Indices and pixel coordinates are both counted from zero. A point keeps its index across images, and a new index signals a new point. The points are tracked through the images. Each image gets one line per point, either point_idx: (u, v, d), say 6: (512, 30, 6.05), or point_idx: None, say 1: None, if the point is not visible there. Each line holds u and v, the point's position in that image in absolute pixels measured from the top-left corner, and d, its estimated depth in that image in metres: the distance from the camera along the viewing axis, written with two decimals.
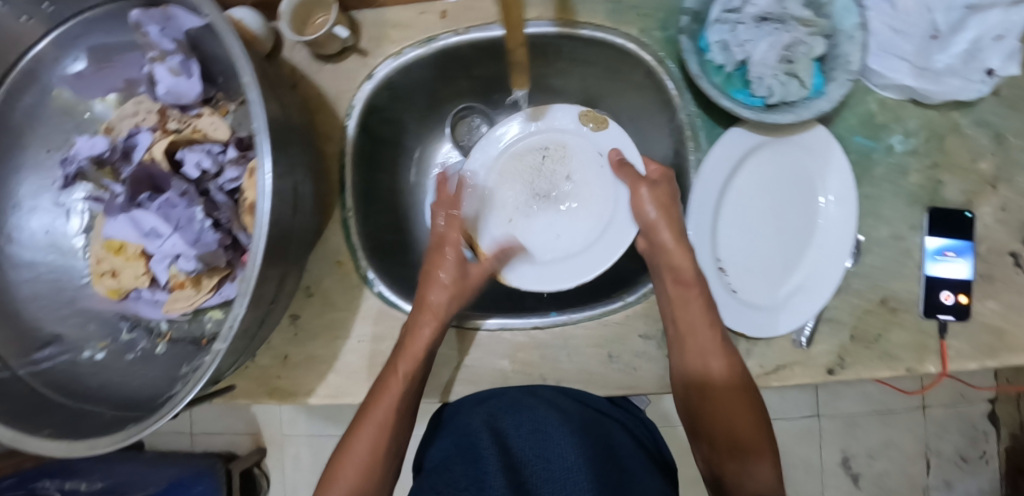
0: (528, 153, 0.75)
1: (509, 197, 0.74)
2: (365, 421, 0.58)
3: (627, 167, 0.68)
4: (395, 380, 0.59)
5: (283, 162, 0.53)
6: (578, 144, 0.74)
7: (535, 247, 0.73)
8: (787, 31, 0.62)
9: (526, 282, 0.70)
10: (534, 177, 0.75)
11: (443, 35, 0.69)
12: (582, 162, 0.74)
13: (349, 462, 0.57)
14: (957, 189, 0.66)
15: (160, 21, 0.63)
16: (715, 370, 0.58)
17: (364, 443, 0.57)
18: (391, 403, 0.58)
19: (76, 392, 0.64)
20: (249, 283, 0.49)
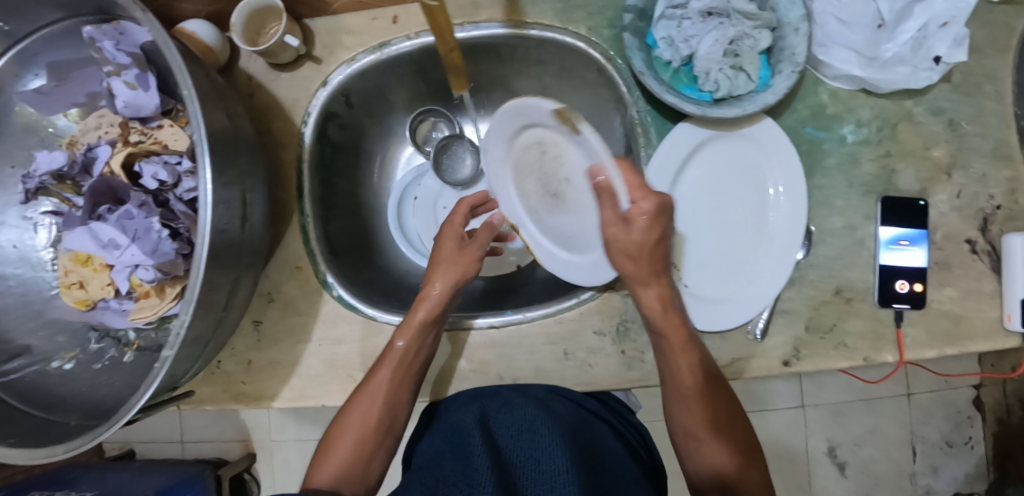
0: (529, 142, 0.61)
1: (528, 192, 0.65)
2: (352, 411, 0.60)
3: (607, 194, 0.53)
4: (388, 365, 0.61)
5: (230, 171, 0.54)
6: (574, 142, 0.56)
7: (562, 244, 0.67)
8: (732, 25, 0.62)
9: (572, 275, 0.66)
10: (540, 171, 0.62)
11: (395, 41, 0.70)
12: (576, 161, 0.57)
13: (331, 455, 0.59)
14: (910, 178, 0.66)
15: (113, 36, 0.63)
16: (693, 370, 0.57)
17: (347, 435, 0.59)
18: (382, 388, 0.60)
19: (44, 402, 0.65)
20: (194, 291, 0.50)
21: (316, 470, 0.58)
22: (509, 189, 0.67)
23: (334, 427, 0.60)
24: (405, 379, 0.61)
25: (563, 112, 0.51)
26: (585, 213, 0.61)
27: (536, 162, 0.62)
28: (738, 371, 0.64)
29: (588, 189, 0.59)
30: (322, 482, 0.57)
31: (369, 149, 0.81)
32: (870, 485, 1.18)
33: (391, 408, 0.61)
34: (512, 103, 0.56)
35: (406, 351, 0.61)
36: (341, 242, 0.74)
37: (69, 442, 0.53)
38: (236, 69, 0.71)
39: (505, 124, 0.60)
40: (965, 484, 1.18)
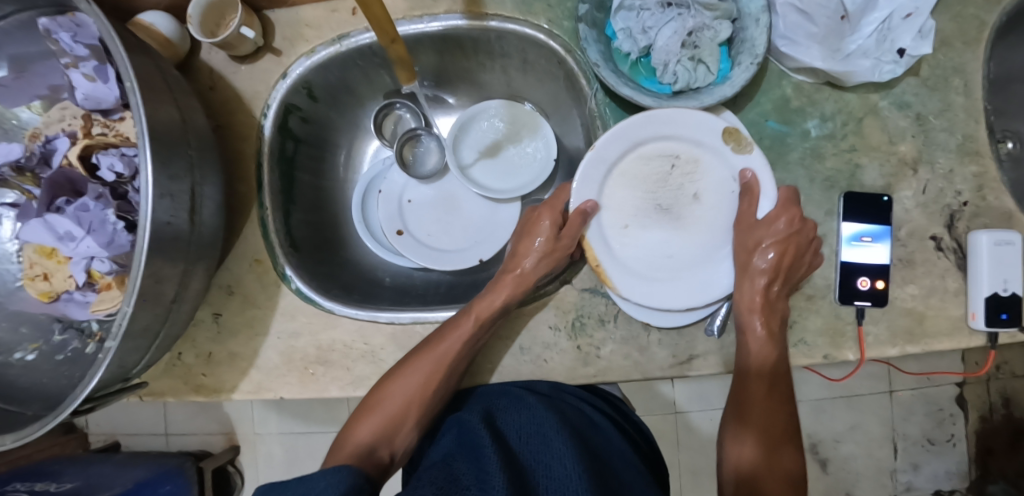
0: (656, 157, 0.62)
1: (625, 199, 0.63)
2: (407, 375, 0.60)
3: (752, 196, 0.60)
4: (466, 325, 0.61)
5: (175, 163, 0.53)
6: (712, 163, 0.62)
7: (643, 259, 0.63)
8: (691, 16, 0.61)
9: (632, 295, 0.61)
10: (657, 185, 0.63)
11: (354, 33, 0.69)
12: (715, 183, 0.62)
13: (372, 415, 0.59)
14: (874, 173, 0.65)
15: (70, 28, 0.64)
16: (764, 365, 0.59)
17: (394, 399, 0.60)
18: (448, 356, 0.60)
19: (4, 393, 0.66)
20: (135, 283, 0.50)
21: (354, 425, 0.60)
22: (604, 191, 0.63)
23: (378, 388, 0.61)
24: (468, 354, 0.61)
25: (733, 134, 0.60)
26: (688, 235, 0.63)
27: (657, 177, 0.63)
28: (695, 368, 0.63)
29: (710, 210, 0.63)
30: (359, 439, 0.59)
31: (335, 142, 0.81)
32: (851, 482, 1.17)
33: (445, 378, 0.61)
34: (671, 113, 0.60)
35: (488, 319, 0.61)
36: (303, 235, 0.74)
37: (16, 432, 0.53)
38: (196, 62, 0.71)
39: (644, 130, 0.60)
40: (946, 481, 1.16)
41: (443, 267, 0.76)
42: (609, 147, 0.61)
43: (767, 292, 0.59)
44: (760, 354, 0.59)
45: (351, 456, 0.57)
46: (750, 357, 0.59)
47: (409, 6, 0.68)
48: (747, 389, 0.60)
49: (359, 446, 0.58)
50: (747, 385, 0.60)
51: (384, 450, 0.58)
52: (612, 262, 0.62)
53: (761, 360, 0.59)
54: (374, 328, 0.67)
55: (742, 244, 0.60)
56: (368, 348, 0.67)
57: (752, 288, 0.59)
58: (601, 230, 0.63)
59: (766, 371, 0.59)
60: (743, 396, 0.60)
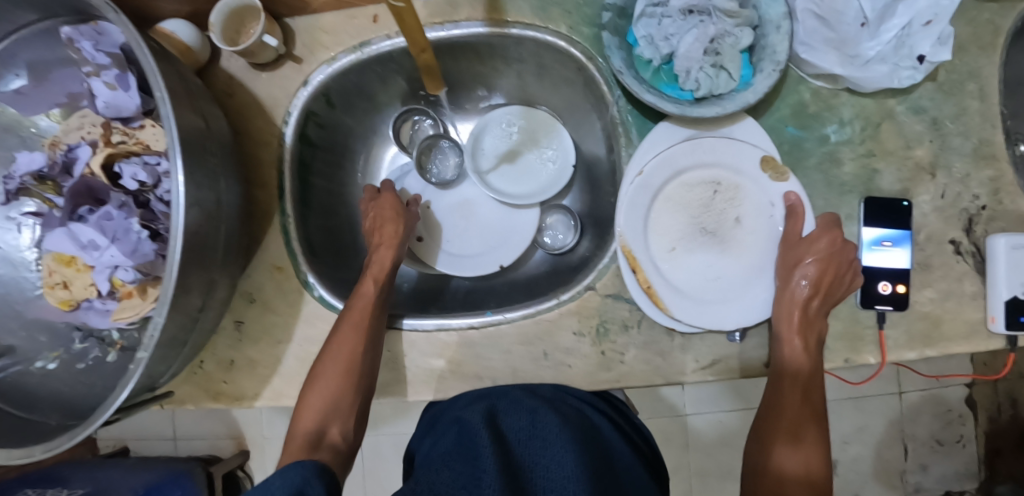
0: (700, 184, 0.63)
1: (671, 224, 0.63)
2: (335, 346, 0.61)
3: (796, 217, 0.60)
4: (366, 288, 0.64)
5: (200, 172, 0.53)
6: (753, 187, 0.62)
7: (691, 282, 0.62)
8: (713, 23, 0.62)
9: (683, 317, 0.61)
10: (701, 210, 0.63)
11: (376, 40, 0.69)
12: (757, 207, 0.62)
13: (314, 398, 0.61)
14: (893, 178, 0.65)
15: (92, 36, 0.64)
16: (801, 369, 0.58)
17: (329, 377, 0.60)
18: (362, 318, 0.62)
19: (26, 402, 0.65)
20: (167, 292, 0.50)
21: (299, 412, 0.60)
22: (650, 215, 0.63)
23: (317, 367, 0.62)
24: (379, 311, 0.64)
25: (770, 162, 0.62)
26: (736, 258, 0.62)
27: (701, 202, 0.63)
28: (718, 372, 0.63)
29: (755, 233, 0.62)
30: (305, 425, 0.60)
31: (352, 148, 0.80)
32: (860, 482, 1.18)
33: (374, 337, 0.63)
34: (713, 141, 0.62)
35: (381, 275, 0.66)
36: (322, 240, 0.74)
37: (44, 444, 0.54)
38: (214, 69, 0.71)
39: (687, 157, 0.62)
40: (954, 481, 1.17)
41: (464, 272, 0.77)
42: (653, 174, 0.62)
43: (806, 307, 0.58)
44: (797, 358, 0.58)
45: (302, 446, 0.58)
46: (787, 358, 0.59)
47: (429, 13, 0.67)
48: (782, 390, 0.59)
49: (308, 430, 0.59)
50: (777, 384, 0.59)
51: (334, 430, 0.60)
52: (660, 283, 0.62)
53: (797, 363, 0.58)
54: (395, 335, 0.67)
55: (785, 261, 0.60)
56: (388, 355, 0.66)
57: (793, 300, 0.58)
58: (648, 255, 0.63)
59: (800, 374, 0.58)
60: (772, 398, 0.59)
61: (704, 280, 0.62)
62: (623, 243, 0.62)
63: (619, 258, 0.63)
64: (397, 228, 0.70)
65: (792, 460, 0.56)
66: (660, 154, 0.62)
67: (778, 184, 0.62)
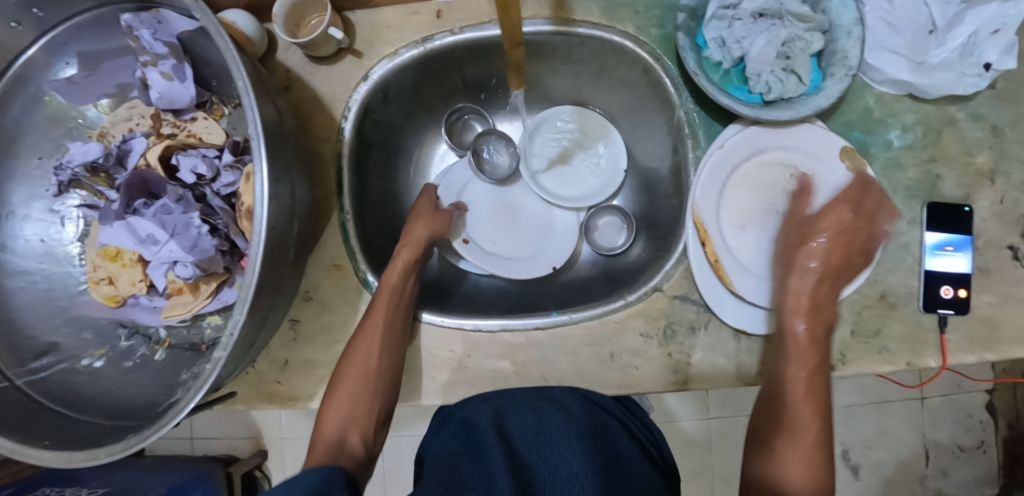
0: (778, 166, 0.63)
1: (744, 203, 0.63)
2: (354, 351, 0.60)
3: (804, 197, 0.61)
4: (382, 296, 0.62)
5: (279, 165, 0.52)
6: (831, 177, 0.62)
7: (758, 262, 0.62)
8: (784, 27, 0.62)
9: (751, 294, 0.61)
10: (776, 193, 0.63)
11: (438, 35, 0.68)
12: (830, 196, 0.62)
13: (337, 400, 0.59)
14: (953, 184, 0.66)
15: (151, 24, 0.62)
16: (798, 379, 0.54)
17: (348, 383, 0.59)
18: (378, 325, 0.61)
19: (72, 401, 0.62)
20: (249, 289, 0.48)
21: (323, 416, 0.59)
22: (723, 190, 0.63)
23: (341, 366, 0.61)
24: (398, 318, 0.62)
25: (849, 154, 0.62)
26: None
27: (778, 185, 0.63)
28: None
29: None
30: (327, 430, 0.58)
31: (406, 146, 0.80)
32: (882, 486, 1.19)
33: (391, 343, 0.61)
34: (796, 128, 0.62)
35: (399, 283, 0.63)
36: (376, 238, 0.73)
37: (127, 440, 0.51)
38: (272, 62, 0.69)
39: (770, 137, 0.62)
40: (975, 486, 1.19)
41: (512, 274, 0.75)
42: (734, 148, 0.62)
43: (814, 293, 0.56)
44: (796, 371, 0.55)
45: (323, 452, 0.55)
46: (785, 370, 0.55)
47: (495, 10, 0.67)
48: (778, 402, 0.55)
49: (330, 438, 0.57)
50: (775, 396, 0.56)
51: (354, 435, 0.58)
52: (728, 260, 0.62)
53: (795, 374, 0.55)
54: (458, 335, 0.65)
55: (788, 243, 0.59)
56: (451, 355, 0.65)
57: (801, 288, 0.56)
58: (720, 229, 0.63)
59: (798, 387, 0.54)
60: (769, 412, 0.56)
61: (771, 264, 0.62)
62: (698, 217, 0.62)
63: (690, 232, 0.63)
64: (422, 229, 0.68)
65: (792, 462, 0.51)
66: (743, 129, 0.63)
67: (857, 177, 0.61)
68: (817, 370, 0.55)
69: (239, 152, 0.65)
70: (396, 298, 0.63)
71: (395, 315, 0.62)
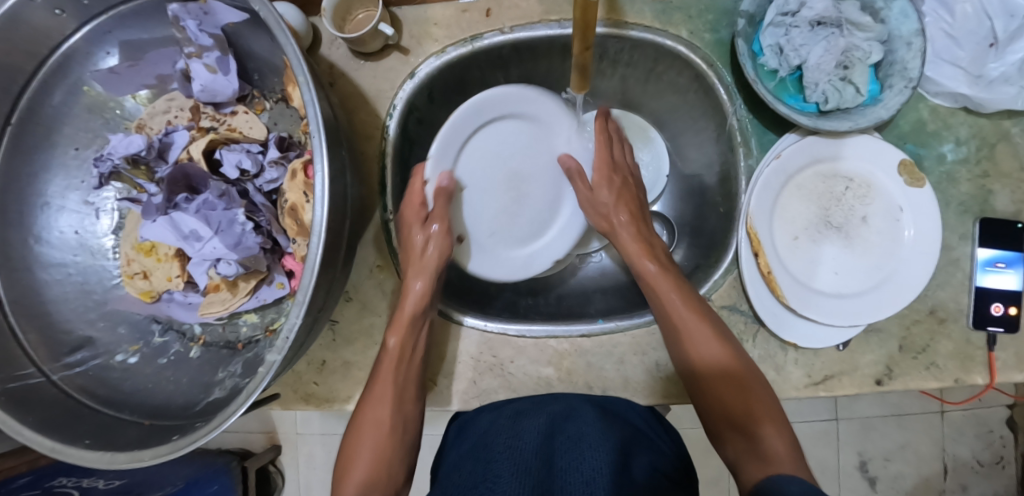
0: (832, 177, 0.63)
1: (797, 212, 0.63)
2: (364, 413, 0.55)
3: (578, 176, 0.68)
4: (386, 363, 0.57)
5: (335, 163, 0.51)
6: (886, 189, 0.62)
7: (808, 272, 0.63)
8: (843, 36, 0.61)
9: (804, 307, 0.61)
10: (828, 204, 0.63)
11: (487, 35, 0.67)
12: (885, 208, 0.62)
13: (354, 465, 0.52)
14: (1007, 199, 0.64)
15: (197, 15, 0.60)
16: (720, 357, 0.54)
17: (362, 454, 0.52)
18: (386, 387, 0.56)
19: (110, 398, 0.62)
20: (306, 293, 0.48)
21: (341, 480, 0.51)
22: (777, 198, 0.63)
23: (346, 445, 0.54)
24: (405, 380, 0.58)
25: (906, 167, 0.61)
26: (857, 253, 0.63)
27: (831, 196, 0.63)
28: (830, 389, 0.62)
29: (881, 233, 0.62)
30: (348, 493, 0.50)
31: None
32: None
33: (403, 403, 0.56)
34: (853, 140, 0.62)
35: (404, 344, 0.58)
36: None
37: (173, 442, 0.50)
38: (316, 56, 0.68)
39: (827, 148, 0.62)
40: None
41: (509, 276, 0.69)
42: (790, 158, 0.62)
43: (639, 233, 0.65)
44: (706, 346, 0.55)
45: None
46: (694, 353, 0.55)
47: (546, 10, 0.66)
48: (721, 392, 0.52)
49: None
50: (709, 386, 0.53)
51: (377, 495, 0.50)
52: (780, 272, 0.62)
53: (705, 352, 0.54)
54: (502, 340, 0.65)
55: (595, 211, 0.67)
56: (496, 361, 0.65)
57: (625, 240, 0.64)
58: (773, 239, 0.63)
59: (728, 366, 0.53)
60: (716, 408, 0.52)
61: (819, 274, 0.63)
62: (752, 227, 0.61)
63: (743, 240, 0.62)
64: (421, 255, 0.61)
65: (773, 445, 0.46)
66: (793, 137, 0.63)
67: (913, 190, 0.61)
68: (713, 335, 0.55)
69: (284, 148, 0.64)
70: (401, 356, 0.58)
71: (405, 373, 0.58)
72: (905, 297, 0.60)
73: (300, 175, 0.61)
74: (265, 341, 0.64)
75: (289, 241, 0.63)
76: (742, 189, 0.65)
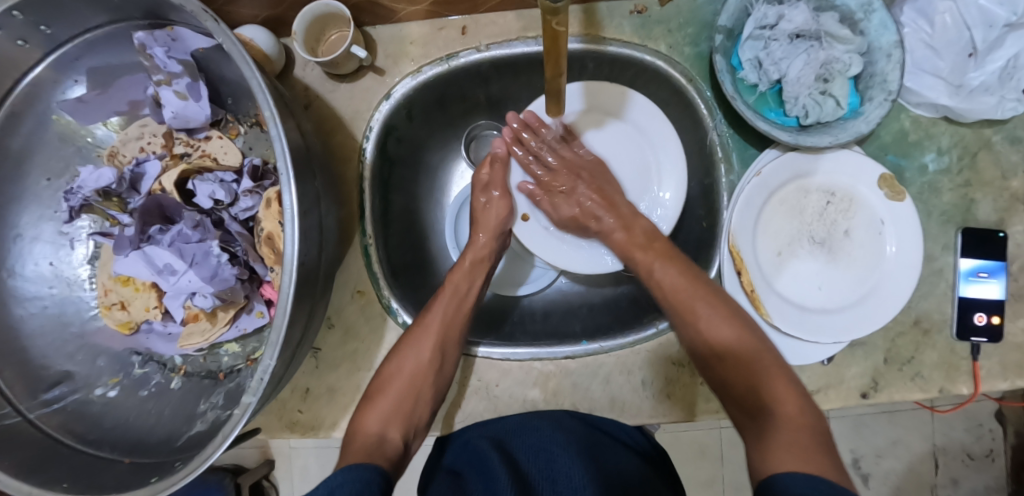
0: (815, 192, 0.63)
1: (780, 227, 0.63)
2: (406, 345, 0.60)
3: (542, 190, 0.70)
4: (441, 297, 0.63)
5: (308, 195, 0.50)
6: (869, 203, 0.62)
7: (792, 288, 0.63)
8: (822, 48, 0.60)
9: (788, 324, 0.61)
10: (811, 218, 0.63)
11: (464, 52, 0.66)
12: (867, 221, 0.62)
13: (379, 402, 0.57)
14: (989, 208, 0.64)
15: (165, 42, 0.58)
16: (729, 336, 0.54)
17: (396, 381, 0.58)
18: (435, 324, 0.61)
19: (90, 435, 0.61)
20: (281, 332, 0.47)
21: (362, 417, 0.56)
22: (760, 213, 0.63)
23: (379, 379, 0.60)
24: (454, 318, 0.62)
25: (887, 181, 0.61)
26: (840, 268, 0.62)
27: (814, 210, 0.63)
28: (817, 403, 0.62)
29: (865, 247, 0.62)
30: (368, 427, 0.55)
31: (430, 163, 0.77)
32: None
33: (450, 339, 0.61)
34: (835, 154, 0.62)
35: (461, 280, 0.65)
36: (400, 260, 0.71)
37: (150, 485, 0.49)
38: (290, 79, 0.67)
39: (810, 162, 0.62)
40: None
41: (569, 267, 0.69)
42: (773, 173, 0.62)
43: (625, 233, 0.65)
44: (719, 327, 0.55)
45: (363, 444, 0.52)
46: (702, 331, 0.56)
47: (523, 26, 0.66)
48: (731, 370, 0.53)
49: (370, 433, 0.54)
50: (719, 364, 0.54)
51: (394, 433, 0.55)
52: (763, 289, 0.62)
53: (722, 335, 0.55)
54: (487, 364, 0.65)
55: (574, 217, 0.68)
56: (481, 384, 0.65)
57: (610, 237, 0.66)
58: (756, 255, 0.62)
59: (739, 345, 0.54)
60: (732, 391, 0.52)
61: (802, 290, 0.62)
62: (734, 244, 0.61)
63: (725, 258, 0.62)
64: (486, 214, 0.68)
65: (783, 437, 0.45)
66: (772, 152, 0.63)
67: (895, 204, 0.61)
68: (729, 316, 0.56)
69: (258, 177, 0.63)
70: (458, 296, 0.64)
71: (459, 310, 0.63)
72: (889, 310, 0.60)
73: (275, 204, 0.60)
74: (246, 370, 0.64)
75: (267, 269, 0.61)
76: (724, 204, 0.65)
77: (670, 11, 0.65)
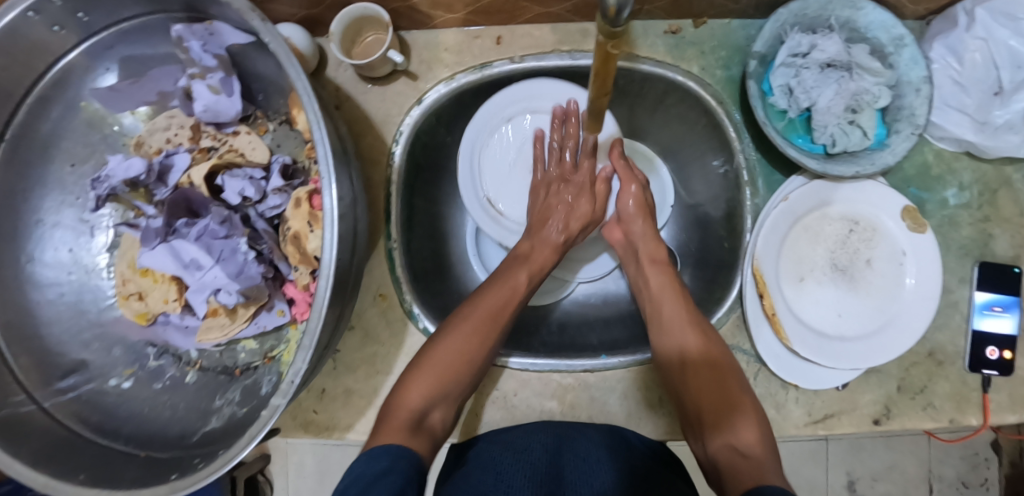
0: (838, 220, 0.64)
1: (803, 253, 0.65)
2: (471, 322, 0.56)
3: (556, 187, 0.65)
4: (520, 276, 0.61)
5: (345, 199, 0.50)
6: (891, 234, 0.63)
7: (809, 311, 0.64)
8: (853, 80, 0.61)
9: (807, 349, 0.62)
10: (832, 246, 0.65)
11: (498, 63, 0.67)
12: (888, 252, 0.64)
13: (424, 378, 0.53)
14: (1006, 244, 0.65)
15: (202, 36, 0.58)
16: (694, 336, 0.58)
17: (451, 354, 0.54)
18: (497, 299, 0.59)
19: (104, 426, 0.60)
20: (313, 335, 0.46)
21: (405, 387, 0.53)
22: (783, 237, 0.64)
23: (422, 356, 0.55)
24: (514, 303, 0.59)
25: (910, 213, 0.63)
26: (860, 295, 0.64)
27: (836, 239, 0.64)
28: (829, 428, 0.63)
29: (886, 278, 0.63)
30: (409, 403, 0.51)
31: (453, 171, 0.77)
32: None
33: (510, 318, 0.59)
34: (860, 185, 0.63)
35: (541, 262, 0.62)
36: (421, 264, 0.71)
37: (172, 482, 0.49)
38: (323, 78, 0.67)
39: (835, 192, 0.64)
40: None
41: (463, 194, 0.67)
42: (799, 199, 0.63)
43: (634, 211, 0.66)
44: (676, 324, 0.59)
45: (404, 424, 0.49)
46: (664, 332, 0.60)
47: (558, 40, 0.67)
48: (683, 360, 0.57)
49: (411, 411, 0.50)
50: (684, 382, 0.56)
51: (435, 414, 0.52)
52: (784, 313, 0.63)
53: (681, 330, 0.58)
54: (506, 373, 0.66)
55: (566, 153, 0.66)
56: (497, 393, 0.65)
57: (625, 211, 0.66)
58: (778, 278, 0.64)
59: (696, 341, 0.58)
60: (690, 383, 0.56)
61: (820, 317, 0.64)
62: (758, 267, 0.62)
63: (748, 280, 0.63)
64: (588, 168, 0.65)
65: (741, 422, 0.50)
66: (795, 178, 0.64)
67: (916, 236, 0.62)
68: (691, 312, 0.60)
69: (288, 176, 0.64)
70: (533, 282, 0.62)
71: (526, 290, 0.61)
72: (907, 340, 0.61)
73: (305, 205, 0.60)
74: (263, 368, 0.63)
75: (291, 268, 0.61)
76: (748, 227, 0.66)
77: (704, 34, 0.66)
